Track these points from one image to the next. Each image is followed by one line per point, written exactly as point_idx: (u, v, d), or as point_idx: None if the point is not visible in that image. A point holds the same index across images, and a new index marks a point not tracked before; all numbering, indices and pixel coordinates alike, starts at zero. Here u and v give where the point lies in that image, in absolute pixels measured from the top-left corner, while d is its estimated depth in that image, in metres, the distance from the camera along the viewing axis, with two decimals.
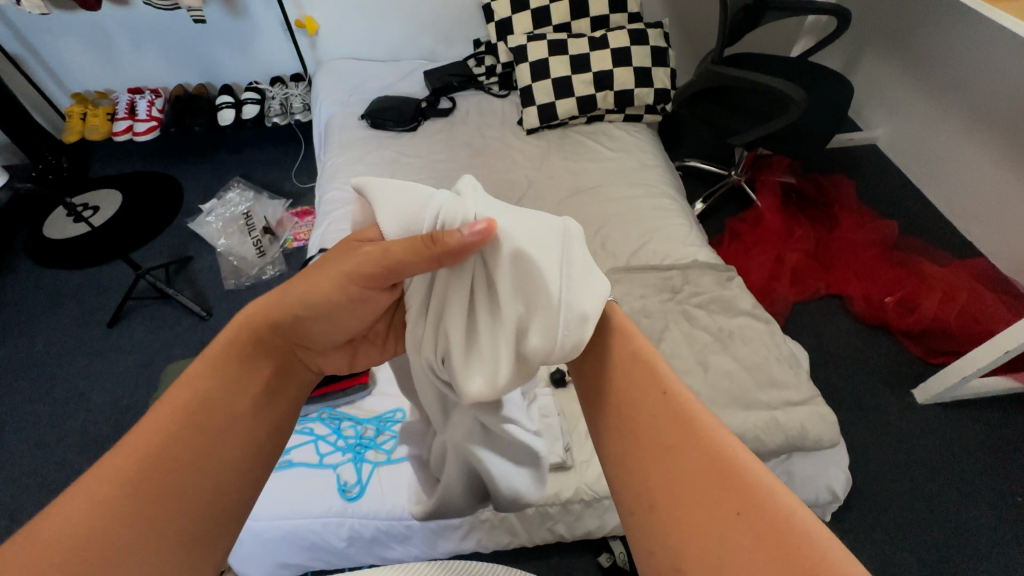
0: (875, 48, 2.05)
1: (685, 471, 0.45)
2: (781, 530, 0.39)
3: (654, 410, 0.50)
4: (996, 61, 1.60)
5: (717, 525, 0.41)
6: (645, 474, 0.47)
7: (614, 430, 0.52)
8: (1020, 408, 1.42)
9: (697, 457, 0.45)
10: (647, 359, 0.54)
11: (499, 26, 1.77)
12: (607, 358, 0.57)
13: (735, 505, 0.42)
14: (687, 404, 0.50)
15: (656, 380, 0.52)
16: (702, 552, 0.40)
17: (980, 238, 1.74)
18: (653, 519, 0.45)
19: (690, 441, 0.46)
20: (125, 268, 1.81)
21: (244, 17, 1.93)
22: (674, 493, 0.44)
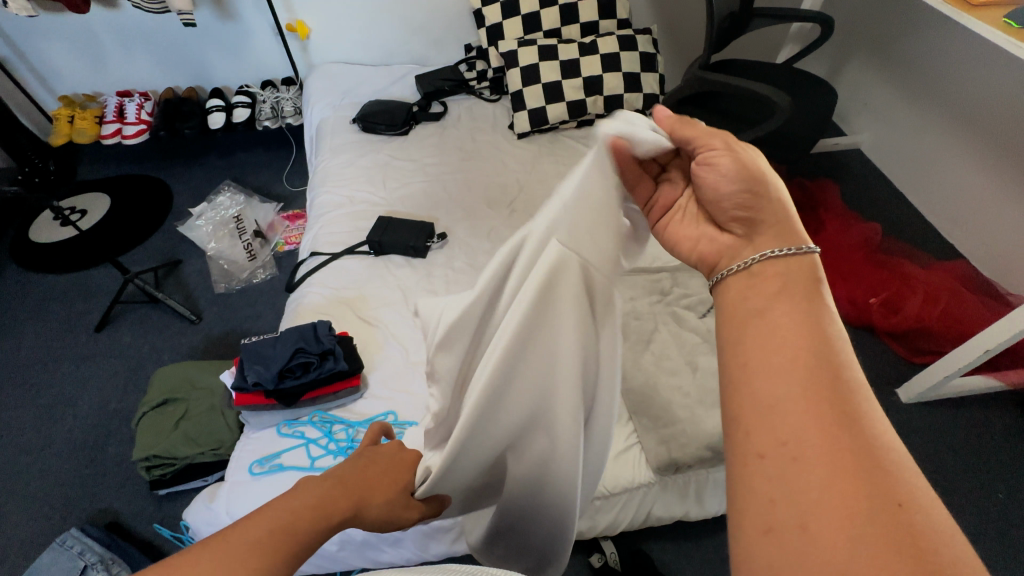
0: (858, 55, 2.09)
1: (833, 435, 0.41)
2: (894, 486, 0.39)
3: (814, 369, 0.45)
4: (975, 68, 1.64)
5: (833, 460, 0.40)
6: (789, 425, 0.43)
7: (760, 365, 0.47)
8: (1000, 407, 1.45)
9: (855, 433, 0.41)
10: (816, 313, 0.49)
11: (490, 31, 1.79)
12: (769, 283, 0.52)
13: (892, 497, 0.38)
14: (848, 376, 0.45)
15: (811, 311, 0.49)
16: (805, 477, 0.40)
17: (961, 241, 1.78)
18: (784, 462, 0.42)
19: (828, 377, 0.44)
20: (113, 271, 1.80)
21: (235, 21, 1.93)
22: (792, 418, 0.43)
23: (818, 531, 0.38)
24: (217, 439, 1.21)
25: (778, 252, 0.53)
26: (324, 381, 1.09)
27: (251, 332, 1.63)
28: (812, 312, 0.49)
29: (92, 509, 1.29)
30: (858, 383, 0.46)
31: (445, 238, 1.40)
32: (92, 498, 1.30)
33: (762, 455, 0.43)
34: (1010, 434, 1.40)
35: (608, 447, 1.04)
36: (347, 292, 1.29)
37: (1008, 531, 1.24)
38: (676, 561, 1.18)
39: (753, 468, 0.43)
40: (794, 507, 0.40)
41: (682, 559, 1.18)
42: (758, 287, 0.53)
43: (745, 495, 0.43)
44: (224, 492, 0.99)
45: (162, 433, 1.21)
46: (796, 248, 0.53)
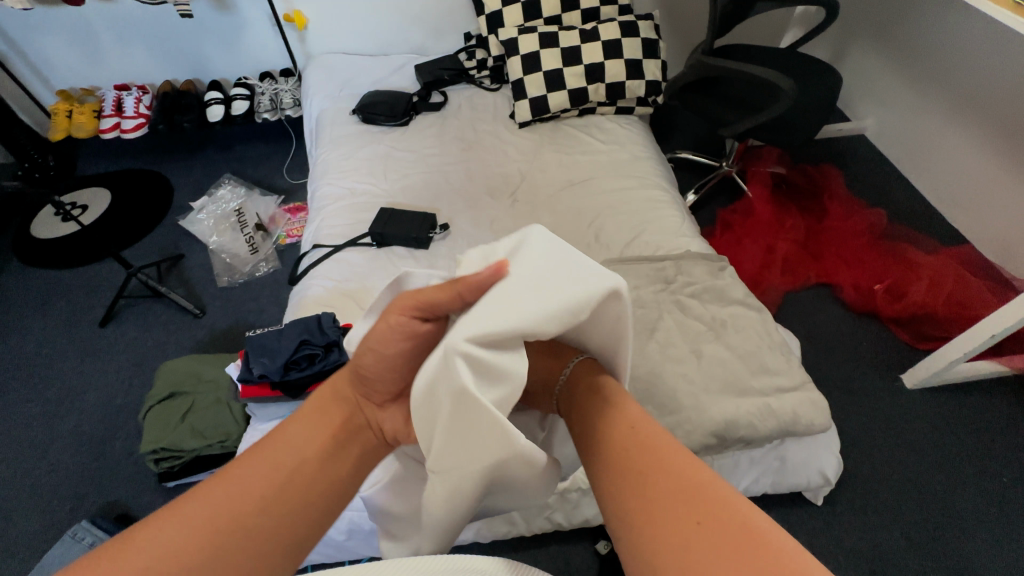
0: (862, 39, 2.07)
1: (650, 492, 0.46)
2: (700, 506, 0.43)
3: (628, 442, 0.51)
4: (982, 50, 1.61)
5: (655, 511, 0.44)
6: (629, 498, 0.47)
7: (596, 464, 0.52)
8: (1004, 391, 1.45)
9: (666, 476, 0.47)
10: (613, 404, 0.56)
11: (490, 19, 1.77)
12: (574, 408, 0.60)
13: (697, 515, 0.43)
14: (650, 432, 0.52)
15: (613, 402, 0.56)
16: (643, 536, 0.44)
17: (966, 226, 1.76)
18: (625, 529, 0.46)
19: (629, 440, 0.51)
20: (116, 266, 1.80)
21: (233, 12, 1.91)
22: (615, 486, 0.49)
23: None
24: (223, 432, 1.21)
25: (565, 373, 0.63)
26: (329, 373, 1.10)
27: (254, 325, 1.63)
28: (612, 407, 0.55)
29: (103, 502, 1.30)
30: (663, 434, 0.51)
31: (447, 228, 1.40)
32: (102, 491, 1.32)
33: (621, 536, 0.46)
34: (1015, 418, 1.40)
35: None
36: (349, 284, 1.29)
37: (1013, 515, 1.24)
38: None
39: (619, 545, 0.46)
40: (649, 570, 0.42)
41: None
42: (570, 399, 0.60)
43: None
44: None
45: (168, 426, 1.21)
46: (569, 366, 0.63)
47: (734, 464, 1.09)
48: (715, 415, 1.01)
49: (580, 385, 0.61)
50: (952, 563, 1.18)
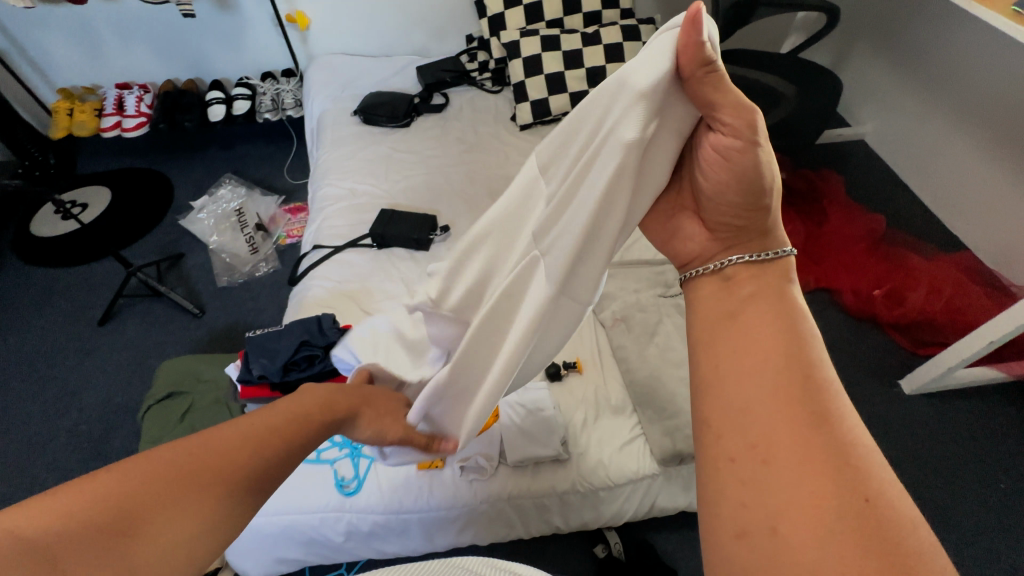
0: (863, 45, 2.07)
1: (803, 444, 0.43)
2: (860, 480, 0.41)
3: (785, 378, 0.46)
4: (981, 57, 1.62)
5: (803, 462, 0.42)
6: (761, 431, 0.45)
7: (732, 378, 0.48)
8: (1003, 397, 1.45)
9: (819, 433, 0.43)
10: (791, 329, 0.49)
11: (492, 22, 1.77)
12: (747, 290, 0.53)
13: (863, 491, 0.41)
14: (821, 378, 0.46)
15: (786, 318, 0.50)
16: (777, 480, 0.43)
17: (964, 232, 1.77)
18: (755, 466, 0.44)
19: (797, 383, 0.46)
20: (115, 265, 1.80)
21: (235, 12, 1.91)
22: (764, 423, 0.45)
23: (786, 535, 0.40)
24: None
25: (751, 257, 0.54)
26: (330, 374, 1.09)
27: (254, 325, 1.63)
28: (786, 338, 0.48)
29: None
30: (830, 385, 0.46)
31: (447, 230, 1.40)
32: None
33: (733, 460, 0.46)
34: (1013, 424, 1.40)
35: (612, 439, 1.04)
36: (349, 285, 1.29)
37: (1011, 522, 1.25)
38: (680, 550, 1.19)
39: (727, 472, 0.45)
40: (759, 511, 0.42)
41: (685, 548, 1.19)
42: (738, 287, 0.53)
43: (721, 496, 0.45)
44: None
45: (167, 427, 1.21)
46: (769, 254, 0.53)
47: None
48: None
49: (760, 294, 0.52)
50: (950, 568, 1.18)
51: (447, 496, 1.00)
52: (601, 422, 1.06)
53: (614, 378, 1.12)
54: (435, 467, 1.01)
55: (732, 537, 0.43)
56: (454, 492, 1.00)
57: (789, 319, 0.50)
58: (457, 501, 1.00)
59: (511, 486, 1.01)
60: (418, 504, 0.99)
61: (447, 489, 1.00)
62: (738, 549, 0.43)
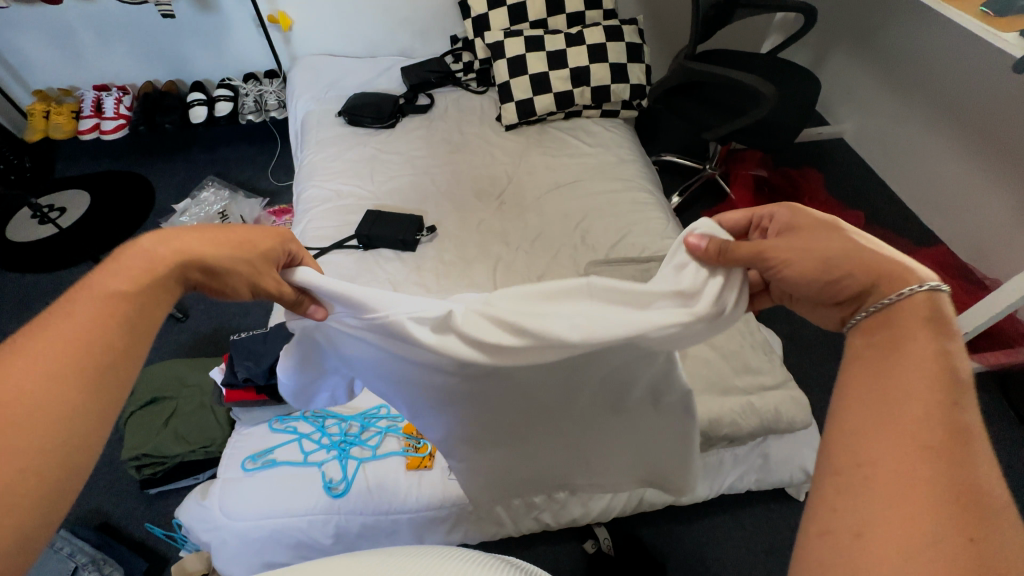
0: (841, 46, 2.12)
1: (912, 469, 0.41)
2: (973, 519, 0.38)
3: (915, 407, 0.44)
4: (953, 57, 1.66)
5: (908, 488, 0.40)
6: (888, 439, 0.44)
7: (873, 390, 0.47)
8: (978, 387, 1.49)
9: (954, 455, 0.41)
10: (943, 356, 0.46)
11: (476, 22, 1.77)
12: (885, 332, 0.50)
13: (971, 531, 0.37)
14: (973, 415, 0.43)
15: (924, 358, 0.46)
16: (875, 497, 0.41)
17: (940, 227, 1.82)
18: (856, 481, 0.43)
19: (927, 412, 0.43)
20: (95, 270, 1.76)
21: (216, 13, 1.89)
22: (876, 441, 0.44)
23: (891, 526, 0.40)
24: (207, 437, 1.20)
25: (890, 299, 0.51)
26: None
27: (239, 329, 1.61)
28: (921, 366, 0.46)
29: (82, 509, 1.27)
30: (966, 432, 0.42)
31: (434, 231, 1.41)
32: (81, 499, 1.29)
33: (860, 462, 0.44)
34: (987, 413, 1.44)
35: None
36: None
37: None
38: (669, 543, 1.20)
39: (828, 482, 0.45)
40: (870, 503, 0.41)
41: (674, 541, 1.21)
42: (877, 329, 0.51)
43: (832, 489, 0.45)
44: (218, 489, 0.99)
45: (151, 432, 1.20)
46: (915, 288, 0.51)
47: (718, 462, 1.11)
48: (699, 413, 1.02)
49: (909, 323, 0.49)
50: None
51: (436, 496, 1.00)
52: None
53: None
54: (423, 466, 1.01)
55: (833, 514, 0.43)
56: (443, 491, 1.00)
57: (941, 354, 0.46)
58: (446, 500, 1.00)
59: (500, 484, 1.01)
60: (407, 504, 0.99)
61: (436, 488, 1.00)
62: (837, 526, 0.42)
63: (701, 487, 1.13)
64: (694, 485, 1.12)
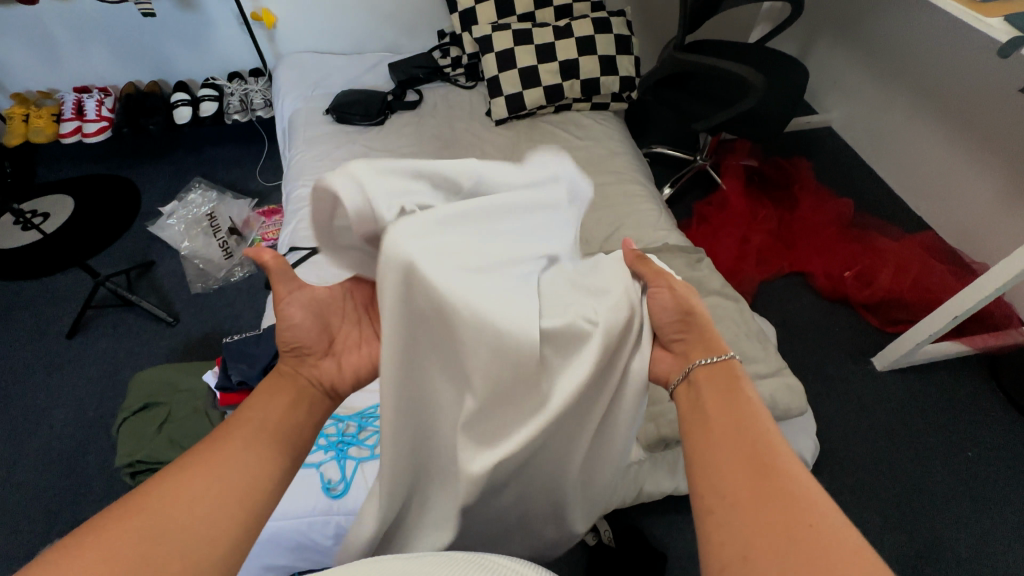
0: (826, 35, 2.13)
1: (756, 487, 0.47)
2: (805, 513, 0.44)
3: (744, 438, 0.51)
4: (936, 44, 1.68)
5: (758, 503, 0.46)
6: (727, 482, 0.49)
7: (703, 445, 0.53)
8: (968, 369, 1.51)
9: (775, 483, 0.47)
10: (738, 395, 0.56)
11: (463, 17, 1.76)
12: (704, 383, 0.59)
13: (804, 520, 0.44)
14: (776, 442, 0.51)
15: (736, 396, 0.56)
16: (739, 519, 0.46)
17: (928, 213, 1.84)
18: (724, 511, 0.47)
19: (750, 442, 0.51)
20: (82, 276, 1.73)
21: (197, 11, 1.86)
22: (727, 472, 0.49)
23: (758, 566, 0.42)
24: (202, 441, 1.19)
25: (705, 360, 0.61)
26: None
27: (231, 332, 1.59)
28: (727, 407, 0.55)
29: (76, 519, 1.25)
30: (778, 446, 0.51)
31: None
32: (75, 509, 1.27)
33: (712, 511, 0.48)
34: (977, 395, 1.47)
35: None
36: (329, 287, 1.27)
37: (979, 488, 1.31)
38: (668, 534, 1.21)
39: (708, 524, 0.47)
40: (732, 547, 0.44)
41: (673, 531, 1.22)
42: (698, 382, 0.60)
43: (707, 549, 0.46)
44: None
45: (144, 439, 1.18)
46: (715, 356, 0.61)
47: None
48: None
49: (708, 380, 0.59)
50: (924, 536, 1.23)
51: None
52: None
53: None
54: None
55: (715, 574, 0.44)
56: None
57: (738, 396, 0.57)
58: None
59: None
60: None
61: None
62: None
63: None
64: None
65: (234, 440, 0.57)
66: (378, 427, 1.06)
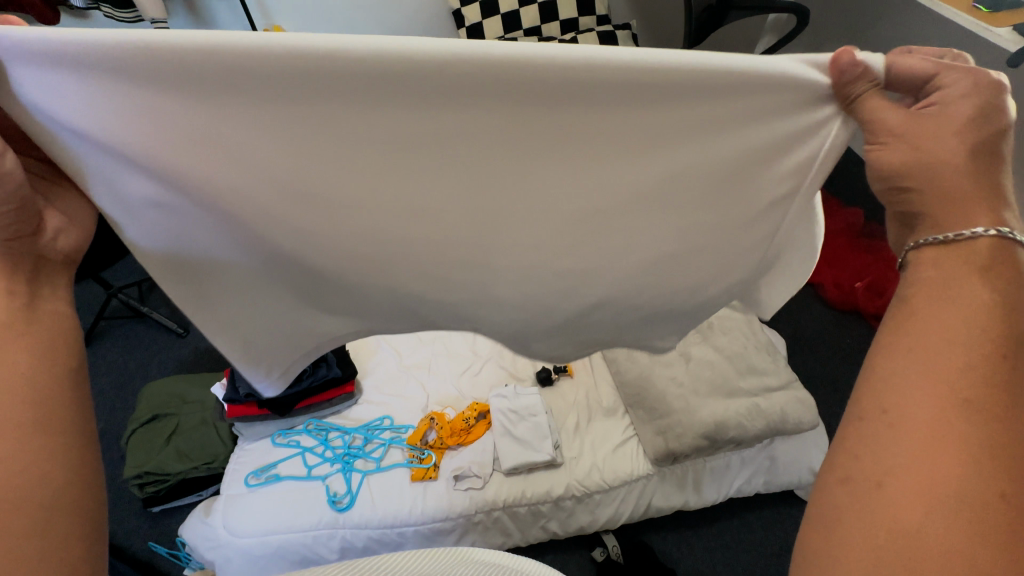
0: (832, 45, 2.13)
1: (952, 428, 0.35)
2: (1005, 473, 0.34)
3: (962, 357, 0.37)
4: (944, 54, 1.67)
5: (938, 445, 0.35)
6: (897, 396, 0.39)
7: (898, 341, 0.41)
8: None
9: (975, 425, 0.35)
10: (1002, 309, 0.38)
11: (470, 31, 1.79)
12: (952, 276, 0.41)
13: (1002, 485, 0.33)
14: (1023, 378, 0.36)
15: (996, 308, 0.38)
16: (906, 445, 0.36)
17: None
18: (880, 430, 0.38)
19: (983, 365, 0.36)
20: (96, 287, 1.76)
21: (211, 29, 1.90)
22: (914, 393, 0.38)
23: (889, 495, 0.35)
24: (211, 453, 1.20)
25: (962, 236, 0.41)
26: (317, 389, 1.09)
27: None
28: (981, 288, 0.39)
29: None
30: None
31: None
32: None
33: (862, 419, 0.40)
34: None
35: (606, 441, 1.06)
36: None
37: None
38: (677, 550, 1.19)
39: (852, 431, 0.40)
40: (870, 467, 0.37)
41: (683, 547, 1.19)
42: (930, 273, 0.42)
43: (833, 456, 0.41)
44: (221, 506, 0.98)
45: (153, 450, 1.20)
46: (981, 233, 0.40)
47: (726, 466, 1.10)
48: (704, 417, 1.04)
49: (942, 265, 0.41)
50: None
51: (441, 508, 0.99)
52: (593, 425, 1.09)
53: (604, 382, 1.16)
54: (427, 477, 1.01)
55: (834, 482, 0.39)
56: (448, 503, 0.99)
57: (988, 300, 0.39)
58: (452, 512, 0.99)
59: (506, 494, 1.01)
60: (413, 516, 0.98)
61: (441, 500, 0.99)
62: (833, 493, 0.39)
63: (708, 491, 1.10)
64: (702, 489, 1.10)
65: None
66: (384, 440, 1.07)
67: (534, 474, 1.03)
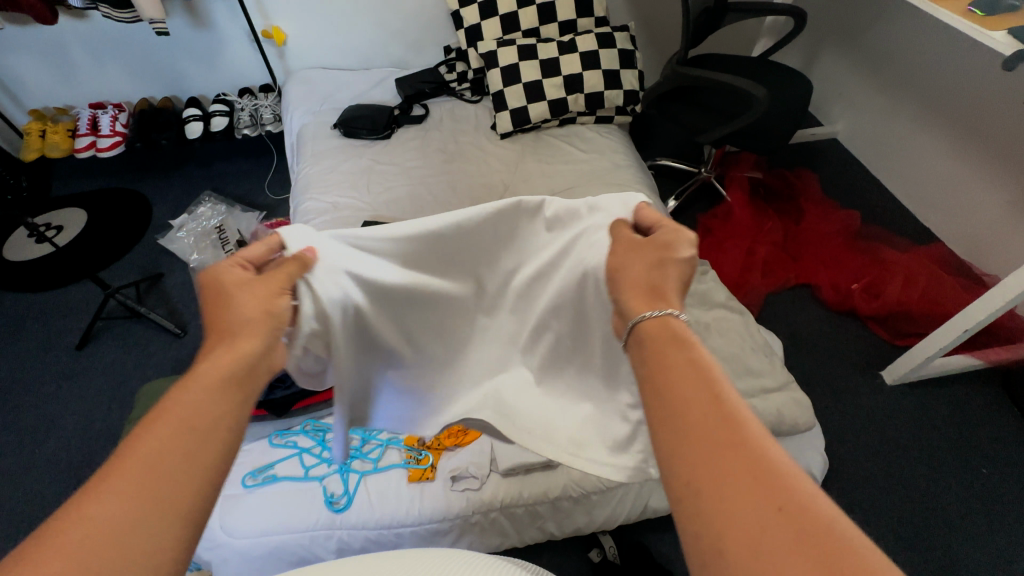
0: (829, 47, 2.14)
1: (726, 469, 0.39)
2: (777, 489, 0.37)
3: (700, 399, 0.43)
4: (940, 56, 1.68)
5: (726, 488, 0.38)
6: (687, 457, 0.41)
7: (660, 410, 0.46)
8: (981, 384, 1.49)
9: (739, 455, 0.39)
10: (691, 351, 0.48)
11: (469, 32, 1.79)
12: (670, 342, 0.50)
13: (777, 501, 0.36)
14: (741, 404, 0.43)
15: (692, 358, 0.47)
16: (708, 503, 0.38)
17: (936, 224, 1.82)
18: (689, 497, 0.39)
19: (714, 399, 0.43)
20: (93, 288, 1.76)
21: (208, 29, 1.90)
22: (688, 444, 0.42)
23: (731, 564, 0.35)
24: None
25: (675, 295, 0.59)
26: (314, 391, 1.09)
27: None
28: (664, 328, 0.51)
29: None
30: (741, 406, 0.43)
31: None
32: None
33: (680, 500, 0.41)
34: (989, 407, 1.44)
35: None
36: None
37: (992, 502, 1.28)
38: (674, 550, 1.19)
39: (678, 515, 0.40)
40: (703, 544, 0.37)
41: (680, 549, 1.19)
42: (649, 349, 0.50)
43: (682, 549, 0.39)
44: (218, 506, 0.98)
45: None
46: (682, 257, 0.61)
47: None
48: None
49: (661, 331, 0.51)
50: (939, 557, 1.19)
51: (439, 509, 0.99)
52: None
53: None
54: (424, 478, 1.01)
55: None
56: (446, 504, 0.99)
57: (683, 352, 0.48)
58: (449, 512, 0.99)
59: (504, 495, 1.01)
60: (410, 517, 0.98)
61: (438, 501, 0.99)
62: None
63: None
64: None
65: (159, 450, 0.41)
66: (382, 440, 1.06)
67: (531, 475, 1.02)
